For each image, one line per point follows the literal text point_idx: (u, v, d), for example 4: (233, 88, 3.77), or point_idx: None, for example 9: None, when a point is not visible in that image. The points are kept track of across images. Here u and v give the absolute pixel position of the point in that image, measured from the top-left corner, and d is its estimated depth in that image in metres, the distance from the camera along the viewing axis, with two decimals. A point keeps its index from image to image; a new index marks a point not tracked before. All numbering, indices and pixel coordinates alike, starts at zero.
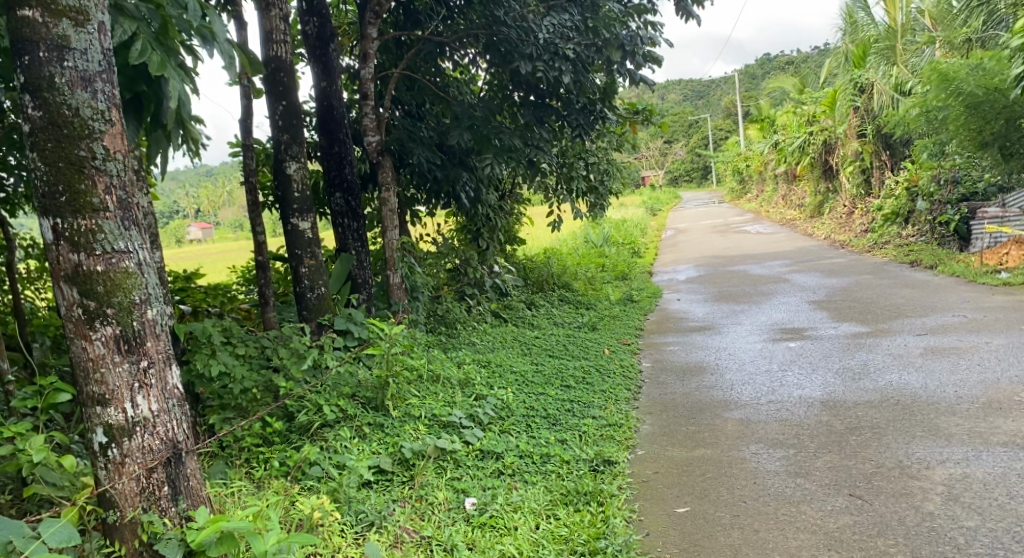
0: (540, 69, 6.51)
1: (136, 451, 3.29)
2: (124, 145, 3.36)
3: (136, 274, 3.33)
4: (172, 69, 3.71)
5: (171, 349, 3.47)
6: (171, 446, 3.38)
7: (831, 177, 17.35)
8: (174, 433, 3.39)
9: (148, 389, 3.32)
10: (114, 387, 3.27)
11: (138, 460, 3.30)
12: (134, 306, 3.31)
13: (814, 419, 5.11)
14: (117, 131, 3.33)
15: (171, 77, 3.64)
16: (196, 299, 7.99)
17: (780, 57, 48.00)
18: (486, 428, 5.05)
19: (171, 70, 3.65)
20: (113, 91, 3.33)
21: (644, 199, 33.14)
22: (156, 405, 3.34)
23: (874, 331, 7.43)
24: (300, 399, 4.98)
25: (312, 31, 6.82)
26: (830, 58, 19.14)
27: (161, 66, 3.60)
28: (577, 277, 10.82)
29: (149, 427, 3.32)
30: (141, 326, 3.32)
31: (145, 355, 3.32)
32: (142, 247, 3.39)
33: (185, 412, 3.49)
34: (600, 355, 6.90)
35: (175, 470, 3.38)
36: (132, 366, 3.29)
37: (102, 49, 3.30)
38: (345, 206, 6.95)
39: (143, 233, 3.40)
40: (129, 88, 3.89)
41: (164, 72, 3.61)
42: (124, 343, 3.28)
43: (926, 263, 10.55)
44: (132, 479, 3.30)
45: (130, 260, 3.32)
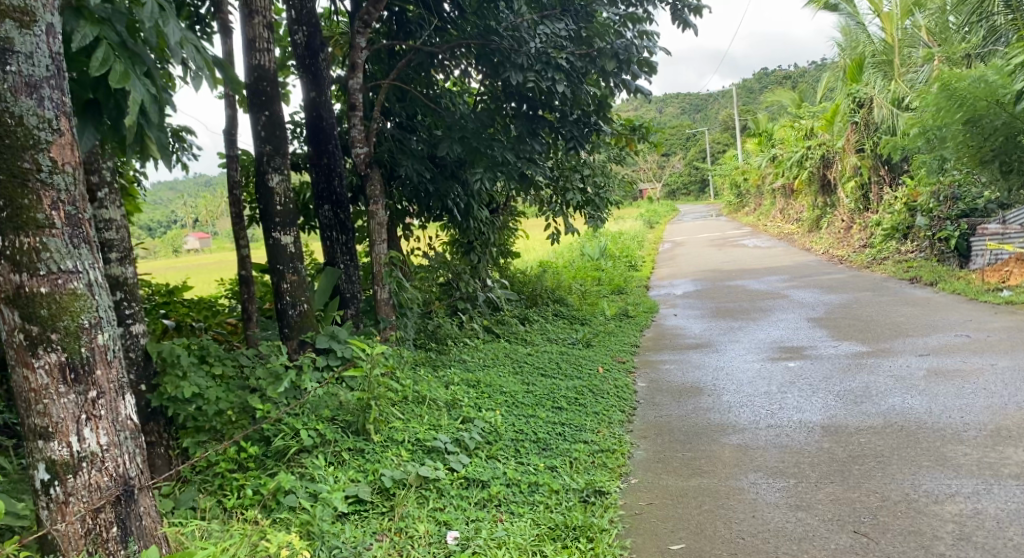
0: (531, 79, 6.25)
1: (80, 489, 3.17)
2: (74, 156, 3.23)
3: (85, 296, 3.21)
4: (138, 78, 3.51)
5: (124, 378, 3.36)
6: (122, 483, 3.26)
7: (829, 192, 17.20)
8: (125, 469, 3.28)
9: (96, 421, 3.20)
10: (58, 419, 3.15)
11: (83, 499, 3.18)
12: (82, 330, 3.19)
13: (816, 445, 4.89)
14: (66, 141, 3.21)
15: (134, 88, 3.43)
16: (179, 313, 7.77)
17: (778, 72, 48.00)
18: (472, 454, 4.83)
19: (134, 80, 3.44)
20: (61, 98, 3.20)
21: (640, 212, 33.08)
22: (106, 438, 3.23)
23: (876, 350, 7.22)
24: (277, 422, 4.78)
25: (301, 40, 6.62)
26: (828, 73, 19.07)
27: (123, 75, 3.40)
28: (572, 292, 10.62)
29: (97, 463, 3.20)
30: (89, 352, 3.20)
31: (93, 385, 3.21)
32: (91, 267, 3.26)
33: (138, 444, 3.38)
34: (593, 374, 6.67)
35: (126, 510, 3.27)
36: (79, 397, 3.17)
37: (50, 53, 3.17)
38: (333, 219, 6.72)
39: (94, 251, 3.28)
40: (81, 94, 3.64)
41: (126, 83, 3.40)
42: (70, 370, 3.16)
43: (926, 280, 10.37)
44: (76, 520, 3.17)
45: (79, 281, 3.20)
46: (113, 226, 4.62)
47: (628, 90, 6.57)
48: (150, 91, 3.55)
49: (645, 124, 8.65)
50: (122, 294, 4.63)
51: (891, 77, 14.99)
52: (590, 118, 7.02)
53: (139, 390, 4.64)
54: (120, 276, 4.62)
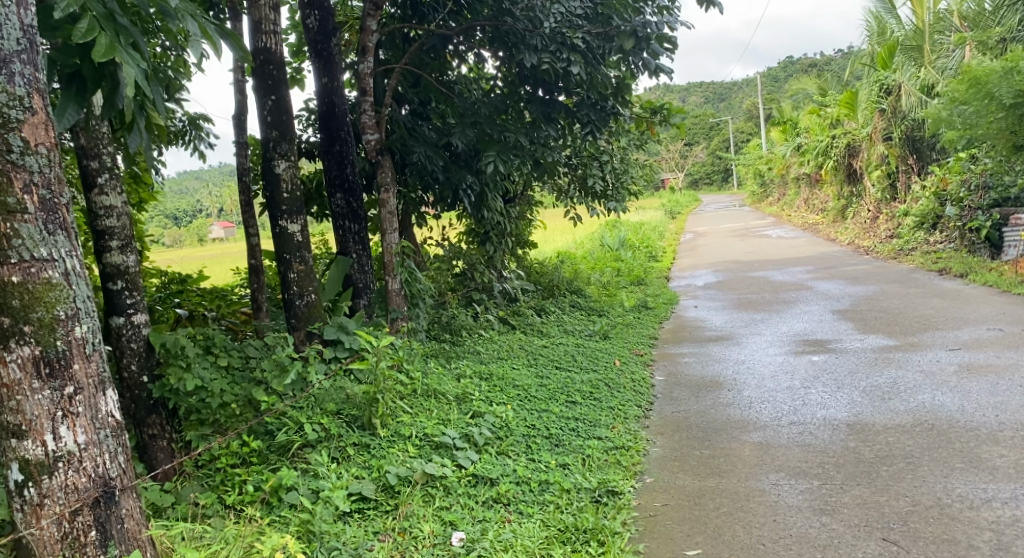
0: (546, 61, 6.06)
1: (57, 490, 3.09)
2: (48, 137, 3.12)
3: (61, 285, 3.11)
4: (126, 50, 3.35)
5: (106, 372, 3.28)
6: (101, 484, 3.19)
7: (855, 181, 16.81)
8: (105, 469, 3.20)
9: (73, 419, 3.12)
10: (32, 417, 3.05)
11: (59, 500, 3.10)
12: (58, 323, 3.10)
13: (841, 444, 4.66)
14: (39, 121, 3.10)
15: (122, 61, 3.25)
16: (191, 303, 7.66)
17: (804, 60, 47.28)
18: (482, 451, 4.66)
19: (121, 53, 3.27)
20: (34, 74, 3.09)
21: (662, 203, 32.75)
22: (84, 436, 3.15)
23: (904, 344, 6.96)
24: (280, 416, 4.65)
25: (314, 24, 6.45)
26: (854, 60, 18.69)
27: (109, 48, 3.23)
28: (590, 283, 10.43)
29: (74, 463, 3.13)
30: (66, 345, 3.11)
31: (70, 381, 3.12)
32: (69, 255, 3.17)
33: (120, 443, 3.30)
34: (610, 367, 6.47)
35: (106, 513, 3.20)
36: (54, 393, 3.08)
37: (21, 25, 3.07)
38: (345, 207, 6.52)
39: (71, 238, 3.18)
40: (66, 63, 3.53)
41: (112, 56, 3.23)
42: (45, 365, 3.07)
43: (955, 271, 10.07)
44: (50, 524, 3.10)
45: (54, 270, 3.10)
46: (115, 213, 4.44)
47: (648, 69, 6.31)
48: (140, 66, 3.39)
49: (667, 107, 8.36)
50: (124, 283, 4.45)
51: (921, 63, 14.63)
52: (609, 101, 6.77)
53: (142, 382, 4.48)
54: (121, 265, 4.44)
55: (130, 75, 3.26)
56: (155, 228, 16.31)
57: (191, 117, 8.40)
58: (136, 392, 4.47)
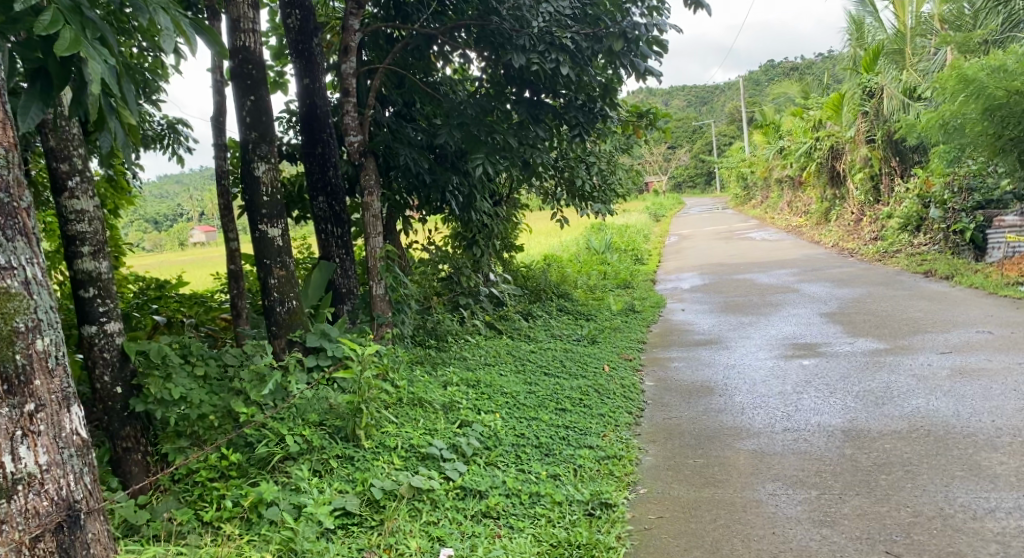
0: (534, 61, 5.92)
1: (16, 515, 2.94)
2: (6, 137, 3.01)
3: (21, 295, 2.99)
4: (93, 46, 3.22)
5: (70, 388, 3.15)
6: (64, 507, 3.06)
7: (838, 184, 16.82)
8: (68, 492, 3.07)
9: (34, 439, 2.99)
10: None
11: (19, 526, 2.95)
12: (17, 335, 2.97)
13: (837, 452, 4.56)
14: None
15: (88, 56, 3.12)
16: (169, 309, 7.47)
17: (785, 63, 47.52)
18: (470, 461, 4.53)
19: (87, 48, 3.15)
20: None
21: (646, 205, 32.76)
22: (46, 457, 3.02)
23: (894, 348, 6.89)
24: (261, 427, 4.51)
25: (294, 24, 6.30)
26: (836, 64, 18.73)
27: (73, 42, 3.10)
28: (576, 287, 10.32)
29: (35, 486, 2.99)
30: (26, 360, 2.99)
31: (30, 398, 2.99)
32: (29, 262, 3.05)
33: (86, 463, 3.17)
34: (599, 373, 6.35)
35: (70, 538, 3.07)
36: (14, 411, 2.95)
37: None
38: (328, 211, 6.36)
39: (32, 245, 3.07)
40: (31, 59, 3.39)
41: (78, 50, 3.10)
42: (3, 382, 2.94)
43: (941, 273, 10.03)
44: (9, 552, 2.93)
45: (14, 279, 2.98)
46: (86, 218, 4.28)
47: (637, 72, 6.19)
48: (110, 62, 3.25)
49: (653, 110, 8.27)
50: (96, 290, 4.28)
51: (903, 66, 14.66)
52: (597, 103, 6.65)
53: (115, 393, 4.31)
54: (93, 271, 4.27)
55: (97, 70, 3.13)
56: (136, 233, 16.09)
57: (170, 121, 8.22)
58: (109, 404, 4.30)
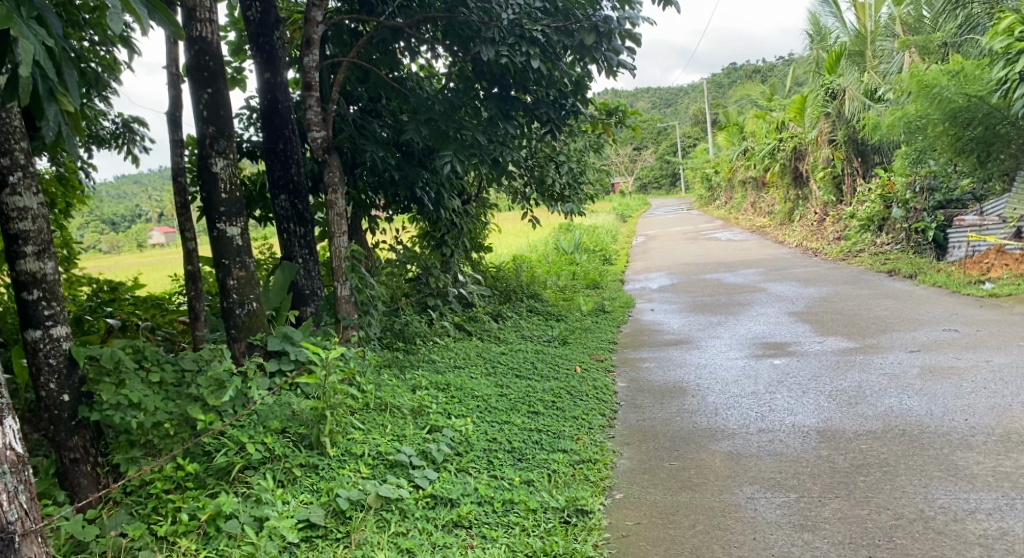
0: (503, 53, 5.78)
1: None
2: None
3: None
4: (27, 24, 3.08)
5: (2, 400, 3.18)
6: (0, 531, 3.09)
7: (801, 184, 16.85)
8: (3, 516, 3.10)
9: None
10: None
11: None
12: None
13: (814, 453, 4.47)
14: None
15: (20, 33, 2.99)
16: (126, 312, 7.21)
17: (748, 66, 47.91)
18: (440, 468, 4.39)
19: (19, 25, 3.02)
20: None
21: (612, 207, 32.80)
22: None
23: (865, 346, 6.85)
24: (219, 436, 4.37)
25: (255, 16, 6.09)
26: (798, 66, 18.87)
27: (5, 20, 2.98)
28: (546, 288, 10.19)
29: None
30: None
31: None
32: None
33: (24, 479, 3.19)
34: (571, 375, 6.22)
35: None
36: None
37: None
38: (290, 210, 6.15)
39: None
40: None
41: (9, 28, 2.98)
42: None
43: (904, 272, 10.07)
44: None
45: None
46: (29, 216, 4.05)
47: (609, 67, 6.07)
48: (45, 41, 3.12)
49: (622, 109, 8.17)
50: (41, 293, 4.05)
51: (864, 68, 14.80)
52: (568, 98, 6.52)
53: (62, 402, 4.09)
54: (37, 272, 4.04)
55: (28, 50, 3.01)
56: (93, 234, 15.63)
57: (125, 119, 7.94)
58: (55, 413, 4.08)
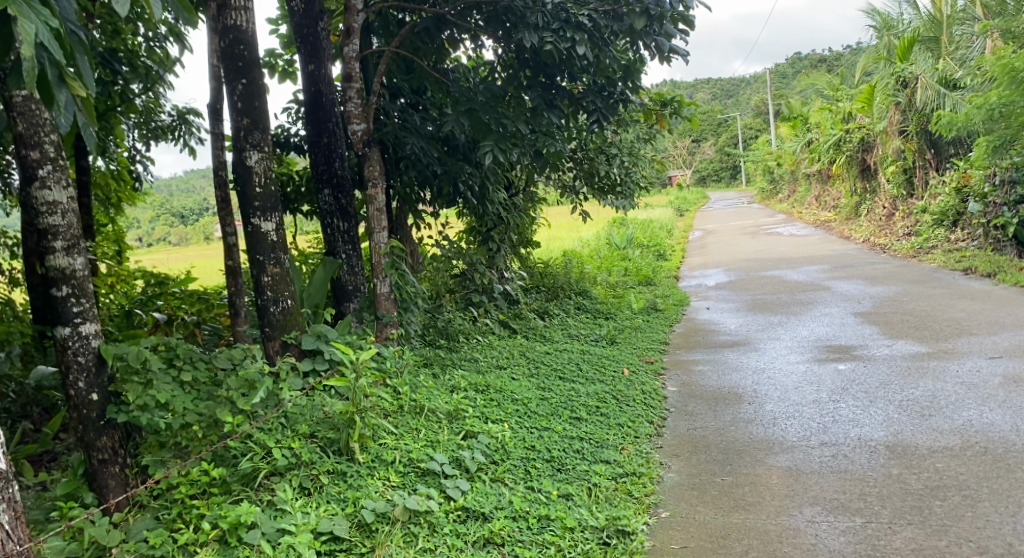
0: (548, 40, 5.48)
1: None
2: None
3: None
4: (32, 9, 2.94)
5: None
6: None
7: (869, 177, 16.15)
8: None
9: None
10: None
11: None
12: None
13: (882, 471, 4.10)
14: None
15: (24, 20, 2.85)
16: (172, 306, 7.15)
17: (814, 54, 46.47)
18: (474, 478, 4.16)
19: (19, 7, 2.87)
20: None
21: (670, 199, 32.19)
22: None
23: (938, 351, 6.38)
24: (245, 439, 4.19)
25: (298, 6, 5.91)
26: (867, 54, 18.12)
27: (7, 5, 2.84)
28: (597, 285, 9.88)
29: None
30: None
31: None
32: None
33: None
34: (618, 378, 5.91)
35: None
36: None
37: None
38: (333, 204, 5.95)
39: None
40: None
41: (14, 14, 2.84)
42: None
43: (982, 271, 9.46)
44: None
45: None
46: (58, 210, 3.90)
47: (660, 52, 5.83)
48: (51, 25, 2.97)
49: (678, 99, 7.78)
50: (70, 289, 3.91)
51: (939, 55, 14.04)
52: (617, 86, 6.20)
53: (91, 401, 3.96)
54: (67, 268, 3.90)
55: (33, 35, 2.86)
56: (160, 225, 15.57)
57: (181, 112, 7.86)
58: (84, 411, 3.94)
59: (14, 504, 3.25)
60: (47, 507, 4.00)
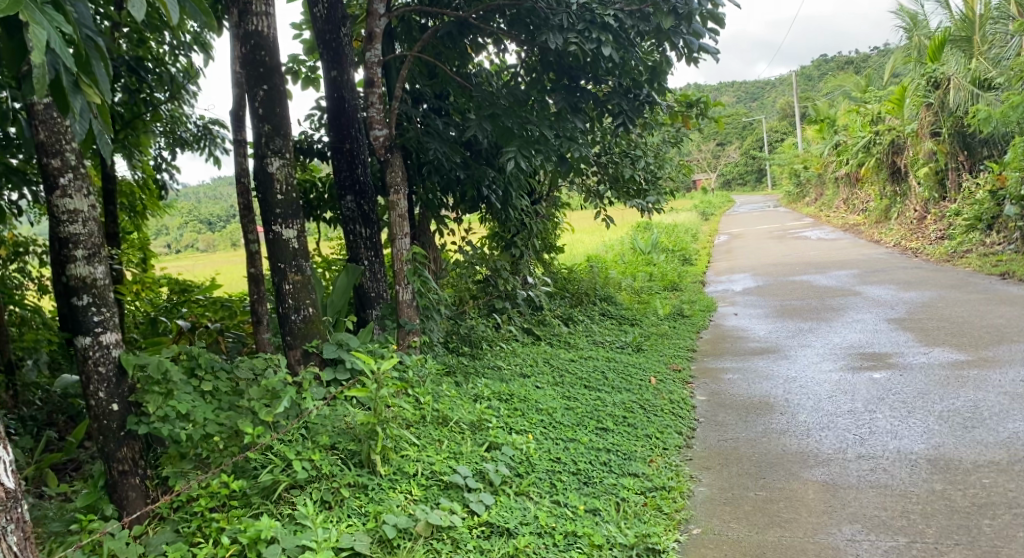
0: (573, 41, 5.36)
1: None
2: None
3: None
4: (43, 13, 2.89)
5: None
6: None
7: (899, 180, 15.85)
8: None
9: None
10: None
11: None
12: None
13: (924, 487, 3.94)
14: None
15: (35, 25, 2.80)
16: (195, 313, 7.11)
17: (840, 56, 45.95)
18: (498, 492, 4.05)
19: (31, 12, 2.82)
20: None
21: (693, 203, 31.96)
22: None
23: (977, 360, 6.18)
24: (266, 451, 4.10)
25: (321, 13, 5.85)
26: (895, 55, 17.83)
27: (18, 9, 2.79)
28: (621, 291, 9.74)
29: None
30: None
31: None
32: None
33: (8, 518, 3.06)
34: (645, 387, 5.78)
35: None
36: None
37: None
38: (356, 211, 5.86)
39: None
40: None
41: (24, 17, 2.79)
42: None
43: (1019, 275, 9.20)
44: None
45: None
46: (79, 219, 3.84)
47: (689, 52, 5.66)
48: (63, 29, 2.92)
49: (705, 100, 7.62)
50: (91, 298, 3.84)
51: (971, 55, 13.75)
52: (643, 88, 6.07)
53: (111, 411, 3.88)
54: (88, 277, 3.83)
55: (44, 40, 2.81)
56: (187, 232, 15.14)
57: (207, 121, 7.83)
58: (105, 422, 3.88)
59: (25, 524, 3.18)
60: (68, 519, 3.93)
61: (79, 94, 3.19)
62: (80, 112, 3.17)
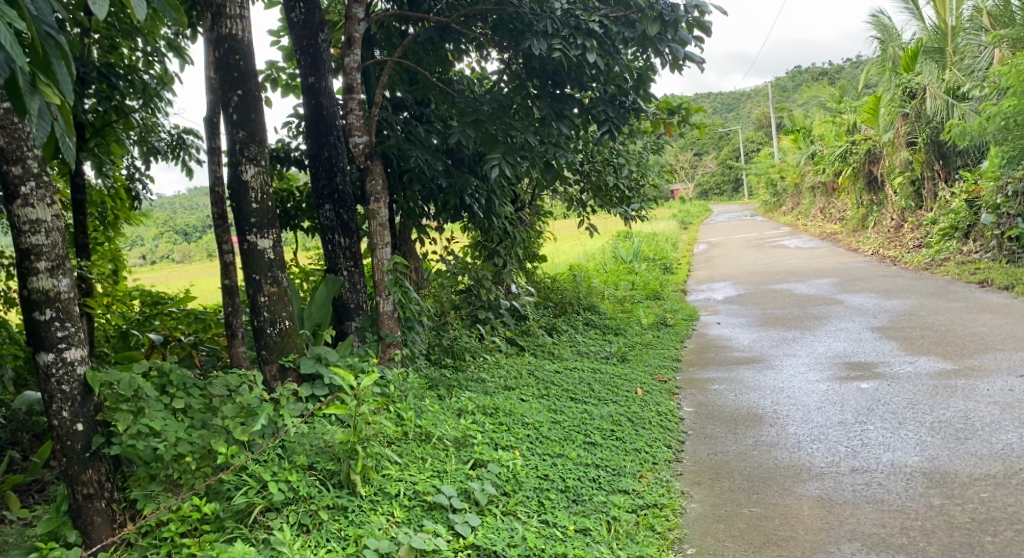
0: (558, 47, 5.25)
1: None
2: None
3: None
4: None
5: None
6: None
7: (876, 189, 15.91)
8: None
9: None
10: None
11: None
12: None
13: (922, 502, 3.84)
14: None
15: None
16: (168, 326, 6.89)
17: (814, 67, 46.39)
18: (484, 512, 3.90)
19: None
20: None
21: (672, 213, 32.01)
22: None
23: (964, 369, 6.11)
24: (240, 472, 3.92)
25: (298, 19, 5.69)
26: (868, 67, 17.96)
27: None
28: (604, 300, 9.62)
29: None
30: None
31: None
32: None
33: None
34: (632, 398, 5.65)
35: None
36: None
37: None
38: (334, 219, 5.68)
39: None
40: None
41: None
42: None
43: (998, 283, 9.18)
44: None
45: None
46: (42, 229, 3.65)
47: (675, 60, 5.56)
48: (16, 27, 2.76)
49: (686, 107, 7.54)
50: (54, 313, 3.64)
51: (944, 66, 13.84)
52: (628, 94, 5.94)
53: (76, 431, 3.68)
54: (51, 290, 3.64)
55: None
56: (162, 243, 14.77)
57: (180, 131, 7.63)
58: (69, 443, 3.68)
59: None
60: (29, 546, 3.72)
61: (35, 93, 3.03)
62: (36, 113, 3.01)
